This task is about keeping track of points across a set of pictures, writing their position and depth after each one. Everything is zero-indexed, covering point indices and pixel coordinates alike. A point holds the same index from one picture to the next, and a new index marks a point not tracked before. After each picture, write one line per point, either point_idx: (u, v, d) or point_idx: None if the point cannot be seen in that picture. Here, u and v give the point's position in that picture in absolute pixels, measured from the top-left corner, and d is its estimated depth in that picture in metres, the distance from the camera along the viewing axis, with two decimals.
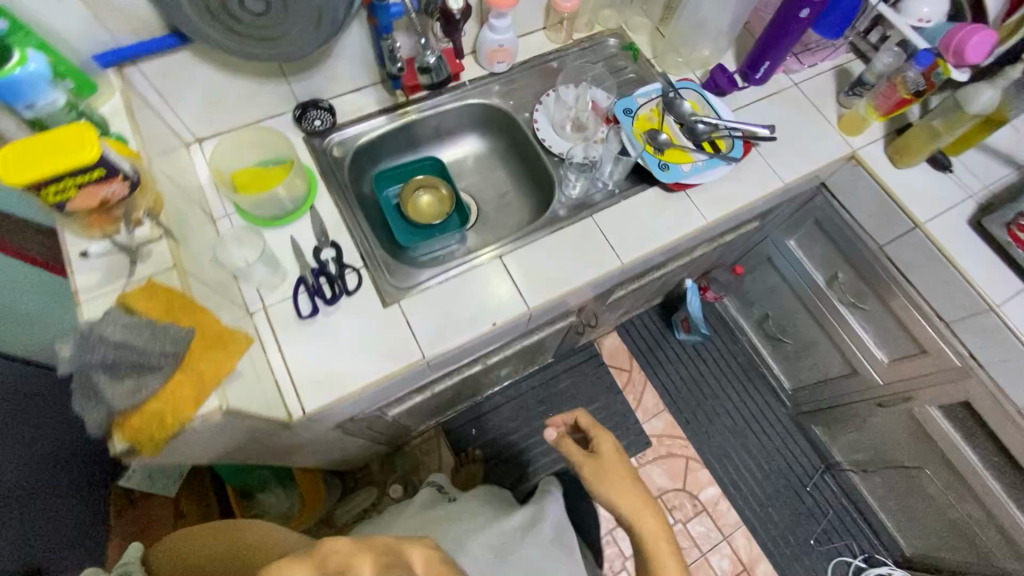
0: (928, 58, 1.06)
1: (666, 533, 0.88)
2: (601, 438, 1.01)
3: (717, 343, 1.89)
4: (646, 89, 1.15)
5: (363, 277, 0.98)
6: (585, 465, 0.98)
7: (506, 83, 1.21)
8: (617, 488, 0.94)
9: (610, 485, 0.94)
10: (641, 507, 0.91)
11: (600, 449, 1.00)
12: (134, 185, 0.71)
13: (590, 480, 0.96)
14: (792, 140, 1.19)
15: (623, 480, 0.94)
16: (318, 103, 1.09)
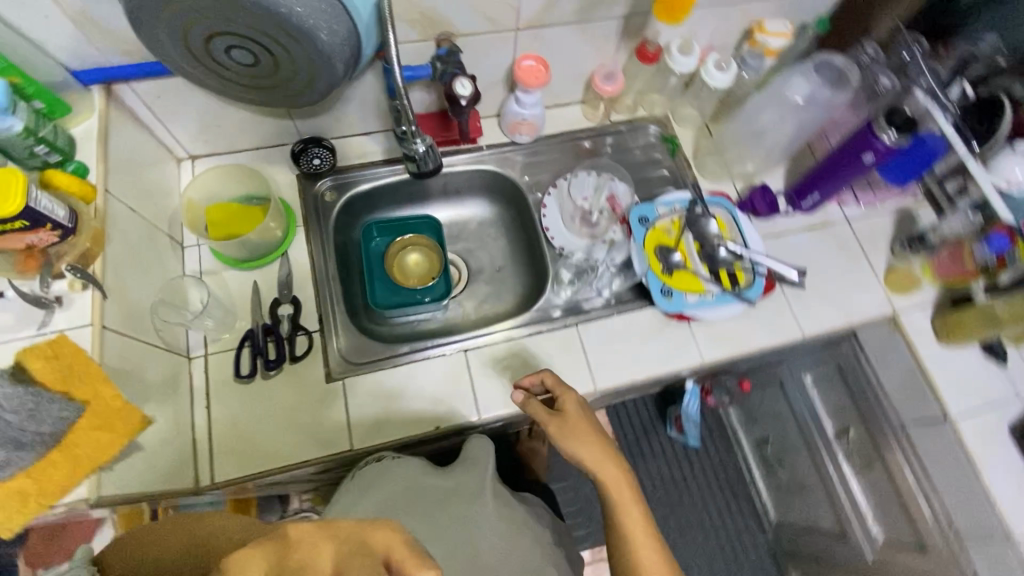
0: (1002, 243, 0.90)
1: (641, 508, 0.74)
2: (565, 395, 0.85)
3: (712, 452, 1.71)
4: (672, 197, 1.04)
5: (315, 342, 0.92)
6: (549, 425, 0.82)
7: (527, 155, 1.12)
8: (589, 453, 0.79)
9: (576, 444, 0.79)
10: (612, 474, 0.77)
11: (566, 405, 0.84)
12: (67, 232, 0.67)
13: (557, 441, 0.80)
14: (827, 287, 1.03)
15: (593, 442, 0.79)
16: (321, 141, 1.01)
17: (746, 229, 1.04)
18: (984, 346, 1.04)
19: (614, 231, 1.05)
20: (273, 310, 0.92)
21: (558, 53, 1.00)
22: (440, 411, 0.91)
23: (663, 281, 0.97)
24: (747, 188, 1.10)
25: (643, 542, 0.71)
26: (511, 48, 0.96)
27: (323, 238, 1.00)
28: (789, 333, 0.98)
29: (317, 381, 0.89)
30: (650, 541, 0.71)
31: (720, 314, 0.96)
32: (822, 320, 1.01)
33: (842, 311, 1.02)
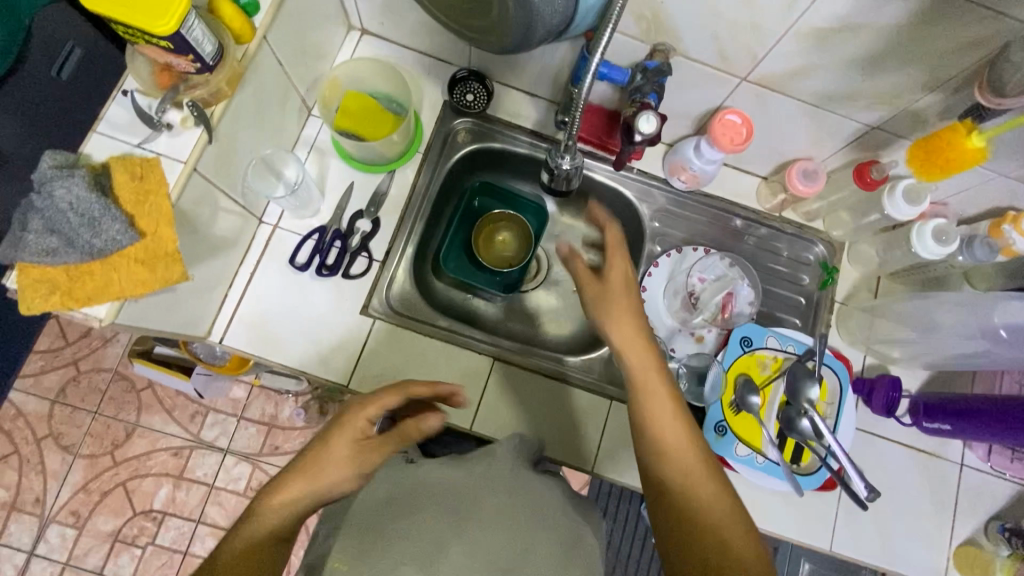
0: None
1: (666, 381, 0.71)
2: (613, 258, 0.77)
3: None
4: (789, 336, 0.90)
5: (371, 270, 0.89)
6: (587, 289, 0.77)
7: (671, 201, 0.99)
8: (620, 329, 0.74)
9: (609, 311, 0.75)
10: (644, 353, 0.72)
11: (612, 271, 0.77)
12: (205, 69, 0.64)
13: (589, 306, 0.76)
14: (886, 518, 0.90)
15: (626, 313, 0.74)
16: (484, 80, 0.95)
17: (846, 412, 0.89)
18: None
19: (708, 331, 0.93)
20: (351, 220, 0.90)
21: (769, 123, 0.85)
22: None
23: (723, 415, 0.86)
24: (874, 369, 0.94)
25: (668, 425, 0.67)
26: (724, 93, 0.82)
27: (431, 174, 0.95)
28: (814, 538, 0.87)
29: (352, 307, 0.88)
30: (677, 428, 0.67)
31: (758, 482, 0.85)
32: (857, 548, 0.88)
33: (886, 553, 0.88)
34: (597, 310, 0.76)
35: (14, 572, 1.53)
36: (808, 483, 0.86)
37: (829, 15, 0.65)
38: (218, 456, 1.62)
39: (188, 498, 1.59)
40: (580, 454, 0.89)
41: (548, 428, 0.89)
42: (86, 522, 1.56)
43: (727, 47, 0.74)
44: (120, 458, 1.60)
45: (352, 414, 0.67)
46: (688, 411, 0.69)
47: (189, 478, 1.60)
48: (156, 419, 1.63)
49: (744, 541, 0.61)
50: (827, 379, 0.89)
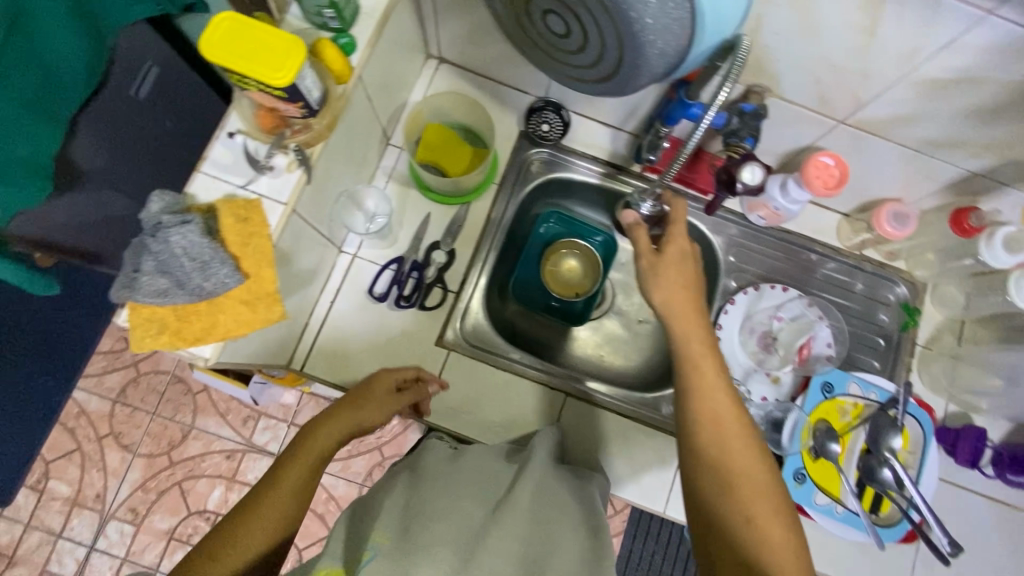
0: None
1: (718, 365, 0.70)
2: (673, 233, 0.78)
3: None
4: (871, 382, 0.87)
5: (446, 302, 0.90)
6: (642, 260, 0.78)
7: (746, 235, 0.97)
8: (671, 303, 0.74)
9: (663, 286, 0.75)
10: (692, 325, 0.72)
11: (670, 244, 0.77)
12: (310, 113, 0.65)
13: (643, 278, 0.77)
14: (965, 572, 0.87)
15: (679, 288, 0.74)
16: (561, 110, 0.93)
17: (930, 463, 0.86)
18: None
19: (785, 370, 0.91)
20: (428, 251, 0.90)
21: (862, 163, 0.82)
22: (512, 433, 0.88)
23: (802, 461, 0.84)
24: (957, 416, 0.91)
25: (713, 398, 0.67)
26: (817, 134, 0.80)
27: (506, 205, 0.94)
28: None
29: (428, 338, 0.88)
30: (726, 406, 0.67)
31: (835, 531, 0.83)
32: None
33: None
34: (651, 285, 0.76)
35: (75, 565, 1.59)
36: (887, 534, 0.84)
37: (949, 67, 0.62)
38: (268, 461, 1.66)
39: (240, 500, 1.64)
40: (653, 493, 0.88)
41: (619, 465, 0.89)
42: (143, 520, 1.62)
43: (830, 91, 0.71)
44: (176, 459, 1.65)
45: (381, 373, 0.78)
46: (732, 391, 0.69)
47: (241, 480, 1.65)
48: (210, 422, 1.67)
49: (776, 521, 0.61)
50: (908, 427, 0.87)
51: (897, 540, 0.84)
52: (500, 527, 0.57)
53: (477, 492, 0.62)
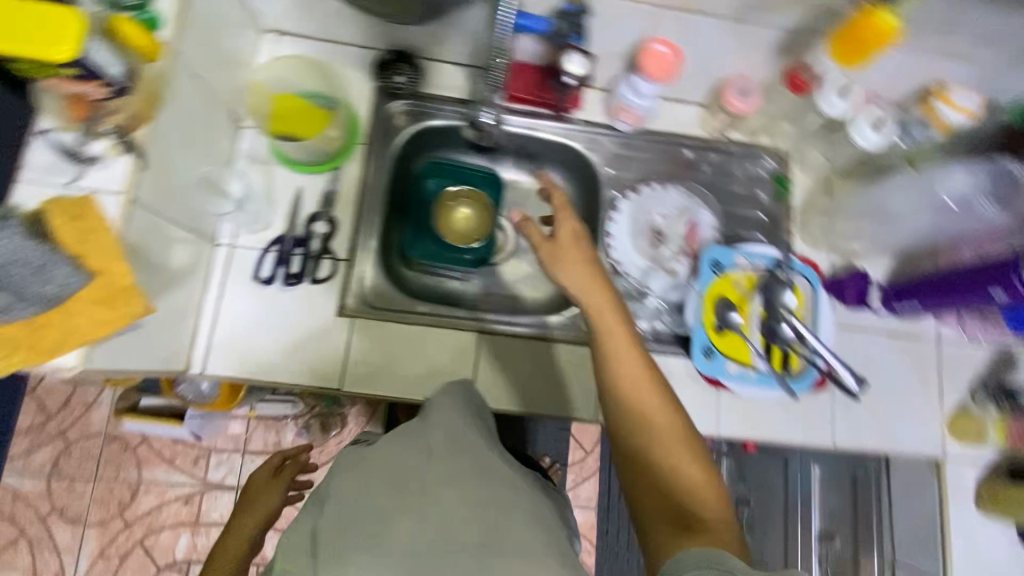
0: None
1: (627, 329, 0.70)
2: (561, 217, 0.77)
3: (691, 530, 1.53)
4: (756, 250, 0.91)
5: (338, 270, 0.88)
6: (540, 250, 0.76)
7: (618, 144, 1.00)
8: (575, 281, 0.73)
9: (564, 269, 0.74)
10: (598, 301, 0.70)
11: (562, 227, 0.76)
12: (120, 91, 0.63)
13: (547, 266, 0.75)
14: (880, 403, 0.93)
15: (582, 265, 0.73)
16: (411, 58, 0.93)
17: (824, 312, 0.91)
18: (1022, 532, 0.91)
19: (679, 262, 0.95)
20: (308, 224, 0.89)
21: (695, 45, 0.86)
22: (434, 382, 0.88)
23: (710, 338, 0.88)
24: (842, 266, 0.97)
25: (629, 361, 0.67)
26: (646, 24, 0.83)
27: (378, 164, 0.94)
28: (816, 438, 0.90)
29: (327, 310, 0.87)
30: (639, 365, 0.68)
31: (752, 395, 0.88)
32: (857, 438, 0.91)
33: (885, 437, 0.92)
34: (553, 270, 0.74)
35: None
36: (798, 385, 0.88)
37: None
38: (229, 495, 1.60)
39: (209, 543, 1.58)
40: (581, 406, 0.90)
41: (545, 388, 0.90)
42: None
43: None
44: (131, 518, 1.57)
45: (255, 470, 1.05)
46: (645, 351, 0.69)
47: (205, 523, 1.59)
48: (159, 472, 1.60)
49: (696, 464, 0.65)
50: (800, 285, 0.92)
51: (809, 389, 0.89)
52: (419, 510, 0.53)
53: (399, 470, 0.58)
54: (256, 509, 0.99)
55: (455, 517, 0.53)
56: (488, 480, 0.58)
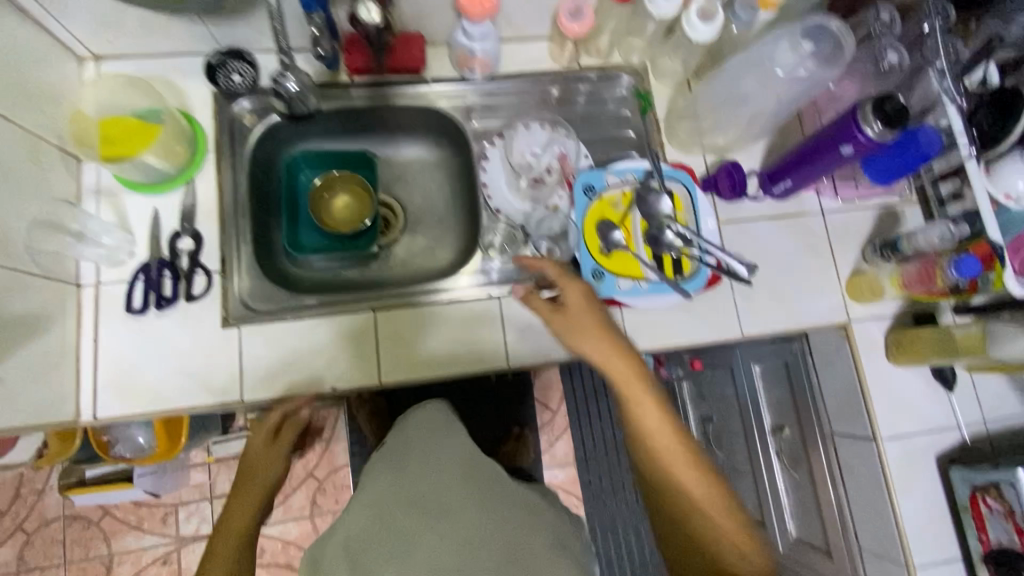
0: (972, 269, 0.78)
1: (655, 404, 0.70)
2: (565, 284, 0.77)
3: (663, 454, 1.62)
4: (625, 166, 0.93)
5: (214, 283, 0.86)
6: (552, 321, 0.77)
7: (475, 96, 1.00)
8: (598, 352, 0.72)
9: (580, 342, 0.73)
10: (624, 372, 0.70)
11: (569, 294, 0.76)
12: None
13: (563, 338, 0.76)
14: (778, 285, 0.95)
15: (608, 348, 0.71)
16: (242, 54, 0.90)
17: (703, 210, 0.93)
18: (935, 371, 0.94)
19: (558, 194, 0.95)
20: (171, 244, 0.86)
21: None
22: (338, 370, 0.86)
23: (597, 261, 0.88)
24: (717, 162, 0.98)
25: (655, 434, 0.69)
26: None
27: (234, 169, 0.91)
28: (724, 331, 0.93)
29: (212, 324, 0.85)
30: (670, 437, 0.69)
31: (650, 305, 0.89)
32: (764, 322, 0.94)
33: (789, 315, 0.95)
34: (569, 340, 0.75)
35: None
36: (690, 285, 0.90)
37: None
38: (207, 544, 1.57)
39: None
40: (490, 358, 0.89)
41: (451, 348, 0.89)
42: None
43: None
44: None
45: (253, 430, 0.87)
46: (672, 412, 0.70)
47: None
48: (129, 539, 1.55)
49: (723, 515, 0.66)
50: (675, 191, 0.93)
51: (702, 288, 0.91)
52: (434, 518, 0.66)
53: (419, 487, 0.70)
54: (256, 488, 0.81)
55: (480, 534, 0.64)
56: (496, 499, 0.70)
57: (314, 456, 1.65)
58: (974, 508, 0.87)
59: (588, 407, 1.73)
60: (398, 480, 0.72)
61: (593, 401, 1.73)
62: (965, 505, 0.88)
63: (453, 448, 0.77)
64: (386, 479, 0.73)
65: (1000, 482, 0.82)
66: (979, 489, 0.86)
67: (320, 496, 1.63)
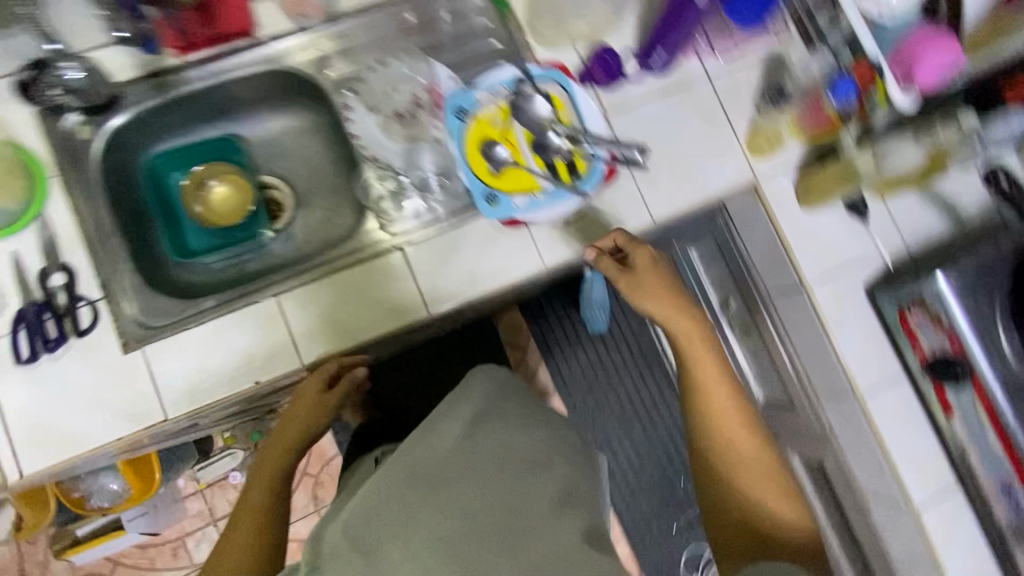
0: (846, 89, 0.85)
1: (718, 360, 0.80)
2: (635, 249, 0.82)
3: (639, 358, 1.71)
4: (492, 79, 0.87)
5: (101, 311, 0.82)
6: (618, 282, 0.80)
7: (323, 46, 0.93)
8: (660, 310, 0.80)
9: (644, 299, 0.80)
10: (679, 324, 0.80)
11: (637, 256, 0.81)
12: None
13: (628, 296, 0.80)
14: (678, 162, 0.93)
15: (666, 298, 0.80)
16: (57, 65, 0.78)
17: (584, 105, 0.89)
18: (847, 205, 0.94)
19: (435, 126, 0.90)
20: (42, 283, 0.81)
21: None
22: (257, 365, 0.84)
23: (488, 183, 0.85)
24: (589, 51, 0.93)
25: (721, 400, 0.78)
26: None
27: (87, 189, 0.85)
28: (633, 222, 0.91)
29: (111, 352, 0.81)
30: (733, 403, 0.78)
31: (554, 215, 0.87)
32: (671, 203, 0.93)
33: (696, 189, 0.93)
34: (634, 300, 0.80)
35: None
36: (587, 185, 0.88)
37: None
38: None
39: None
40: (406, 311, 0.86)
41: (365, 313, 0.86)
42: None
43: None
44: None
45: (308, 378, 0.84)
46: (732, 375, 0.79)
47: None
48: None
49: (779, 490, 0.74)
50: (551, 92, 0.89)
51: (601, 186, 0.89)
52: (446, 495, 0.60)
53: (433, 467, 0.64)
54: (290, 432, 0.84)
55: (488, 505, 0.61)
56: (515, 475, 0.66)
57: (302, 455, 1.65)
58: (903, 324, 0.90)
59: (556, 338, 1.75)
60: (412, 451, 0.67)
61: (559, 330, 1.75)
62: (895, 324, 0.91)
63: (463, 423, 0.72)
64: (414, 440, 0.69)
65: (922, 295, 0.85)
66: (905, 305, 0.89)
67: (319, 490, 1.65)
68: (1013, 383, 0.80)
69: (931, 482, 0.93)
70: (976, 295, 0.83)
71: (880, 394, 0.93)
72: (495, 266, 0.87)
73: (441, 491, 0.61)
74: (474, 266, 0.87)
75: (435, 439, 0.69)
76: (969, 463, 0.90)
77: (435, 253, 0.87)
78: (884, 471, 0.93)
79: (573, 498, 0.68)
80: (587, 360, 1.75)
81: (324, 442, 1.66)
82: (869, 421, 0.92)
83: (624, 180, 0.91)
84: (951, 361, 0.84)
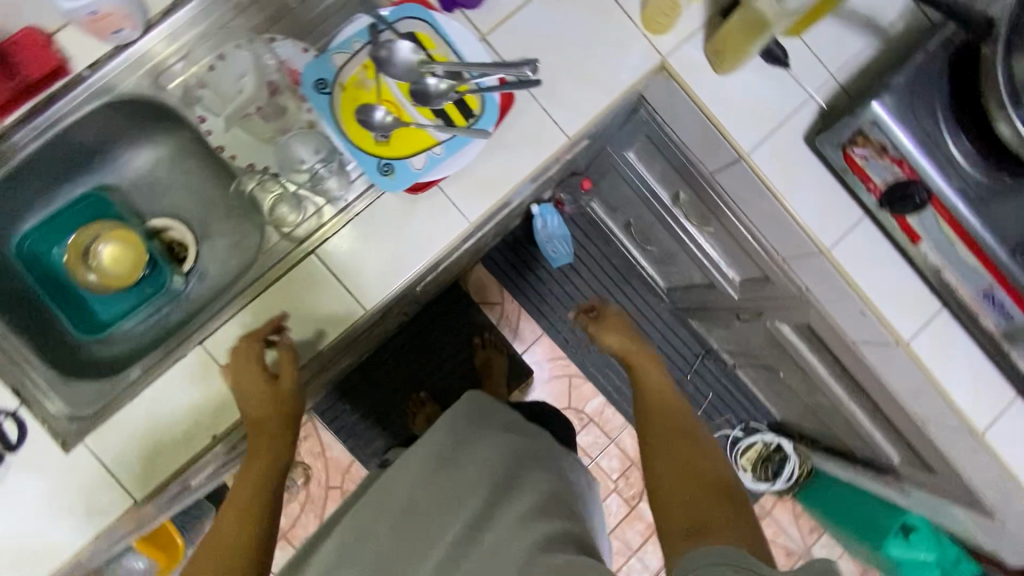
0: None
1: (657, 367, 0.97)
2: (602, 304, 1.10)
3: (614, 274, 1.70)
4: (346, 37, 0.77)
5: (24, 420, 0.75)
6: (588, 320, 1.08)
7: (152, 59, 0.81)
8: (619, 342, 1.03)
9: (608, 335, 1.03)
10: (637, 354, 1.00)
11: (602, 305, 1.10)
12: None
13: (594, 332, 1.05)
14: (575, 66, 0.85)
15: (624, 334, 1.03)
16: None
17: (455, 34, 0.79)
18: (765, 55, 0.87)
19: (305, 110, 0.81)
20: None
21: None
22: (212, 418, 0.79)
23: (378, 154, 0.77)
24: None
25: (652, 381, 0.92)
26: None
27: None
28: (548, 146, 0.84)
29: (52, 457, 0.76)
30: (660, 381, 0.93)
31: (459, 167, 0.80)
32: (582, 113, 0.85)
33: (603, 89, 0.85)
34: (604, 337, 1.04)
35: None
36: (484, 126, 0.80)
37: None
38: None
39: None
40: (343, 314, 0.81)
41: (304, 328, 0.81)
42: None
43: None
44: None
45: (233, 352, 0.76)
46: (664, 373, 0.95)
47: None
48: None
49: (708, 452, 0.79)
50: (414, 32, 0.79)
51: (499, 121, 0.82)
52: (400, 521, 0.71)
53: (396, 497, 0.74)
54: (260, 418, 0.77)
55: (431, 521, 0.70)
56: (457, 487, 0.72)
57: (321, 472, 1.65)
58: (851, 165, 0.83)
59: (527, 281, 1.71)
60: (388, 484, 0.78)
61: (528, 273, 1.70)
62: (844, 167, 0.84)
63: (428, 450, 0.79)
64: (403, 464, 0.80)
65: (862, 126, 0.79)
66: (848, 144, 0.82)
67: None
68: (970, 190, 0.78)
69: (919, 313, 0.89)
70: (912, 110, 0.77)
71: (844, 241, 0.89)
72: (419, 237, 0.81)
73: (385, 513, 0.73)
74: (400, 242, 0.80)
75: (400, 474, 0.78)
76: (948, 284, 0.86)
77: (354, 242, 0.80)
78: (867, 316, 0.91)
79: (547, 508, 0.70)
80: (565, 292, 1.71)
81: (337, 453, 1.66)
82: (842, 273, 0.89)
83: (525, 103, 0.83)
84: (906, 184, 0.79)
